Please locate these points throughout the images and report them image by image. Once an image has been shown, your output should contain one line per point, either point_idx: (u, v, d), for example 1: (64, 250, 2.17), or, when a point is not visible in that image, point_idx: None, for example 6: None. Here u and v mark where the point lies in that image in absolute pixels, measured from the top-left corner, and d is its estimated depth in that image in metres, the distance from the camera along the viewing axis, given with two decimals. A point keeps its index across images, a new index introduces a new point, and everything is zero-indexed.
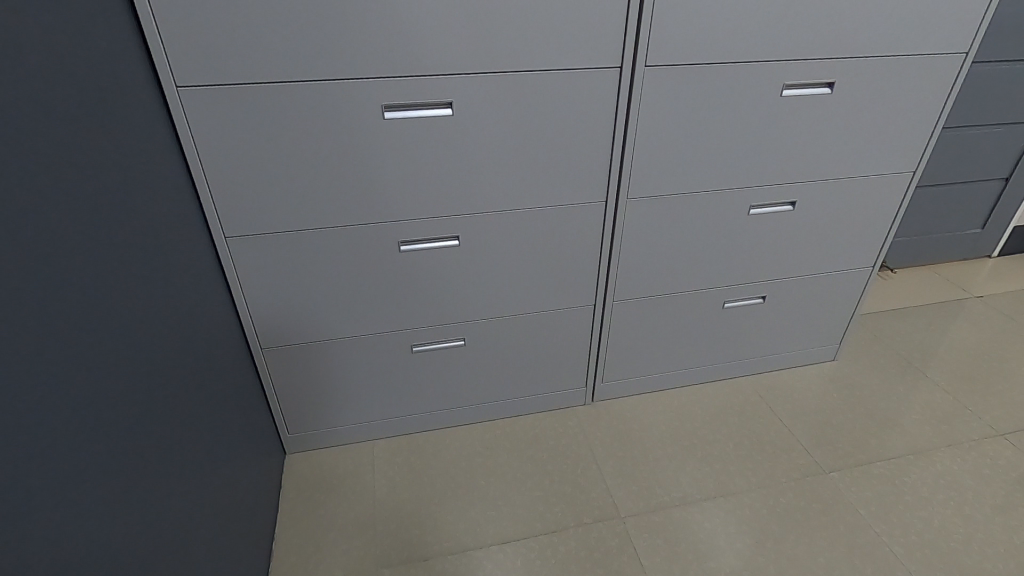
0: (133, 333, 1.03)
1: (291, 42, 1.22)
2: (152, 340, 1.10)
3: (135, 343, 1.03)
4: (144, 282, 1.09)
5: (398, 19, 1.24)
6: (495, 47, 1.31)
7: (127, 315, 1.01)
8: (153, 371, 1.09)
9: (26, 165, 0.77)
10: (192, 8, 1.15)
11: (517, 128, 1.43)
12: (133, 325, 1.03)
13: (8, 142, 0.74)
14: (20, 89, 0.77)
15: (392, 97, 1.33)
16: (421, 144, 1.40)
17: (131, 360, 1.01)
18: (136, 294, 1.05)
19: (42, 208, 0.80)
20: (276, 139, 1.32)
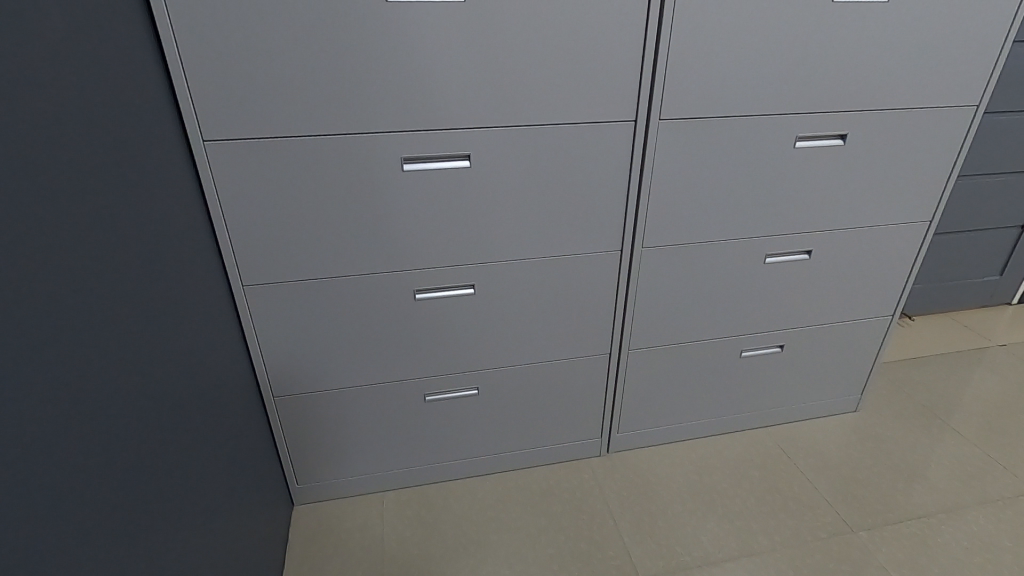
0: (148, 384, 1.03)
1: (315, 97, 1.27)
2: (166, 388, 1.09)
3: (149, 393, 1.03)
4: (161, 330, 1.09)
5: (419, 76, 1.29)
6: (512, 102, 1.35)
7: (143, 365, 1.01)
8: (165, 420, 1.08)
9: (52, 216, 0.79)
10: (222, 66, 1.20)
11: (533, 179, 1.46)
12: (149, 375, 1.03)
13: (38, 195, 0.76)
14: (53, 145, 0.80)
15: (411, 149, 1.36)
16: (438, 195, 1.43)
17: (144, 412, 1.00)
18: (153, 344, 1.05)
19: (66, 258, 0.82)
20: (296, 189, 1.35)
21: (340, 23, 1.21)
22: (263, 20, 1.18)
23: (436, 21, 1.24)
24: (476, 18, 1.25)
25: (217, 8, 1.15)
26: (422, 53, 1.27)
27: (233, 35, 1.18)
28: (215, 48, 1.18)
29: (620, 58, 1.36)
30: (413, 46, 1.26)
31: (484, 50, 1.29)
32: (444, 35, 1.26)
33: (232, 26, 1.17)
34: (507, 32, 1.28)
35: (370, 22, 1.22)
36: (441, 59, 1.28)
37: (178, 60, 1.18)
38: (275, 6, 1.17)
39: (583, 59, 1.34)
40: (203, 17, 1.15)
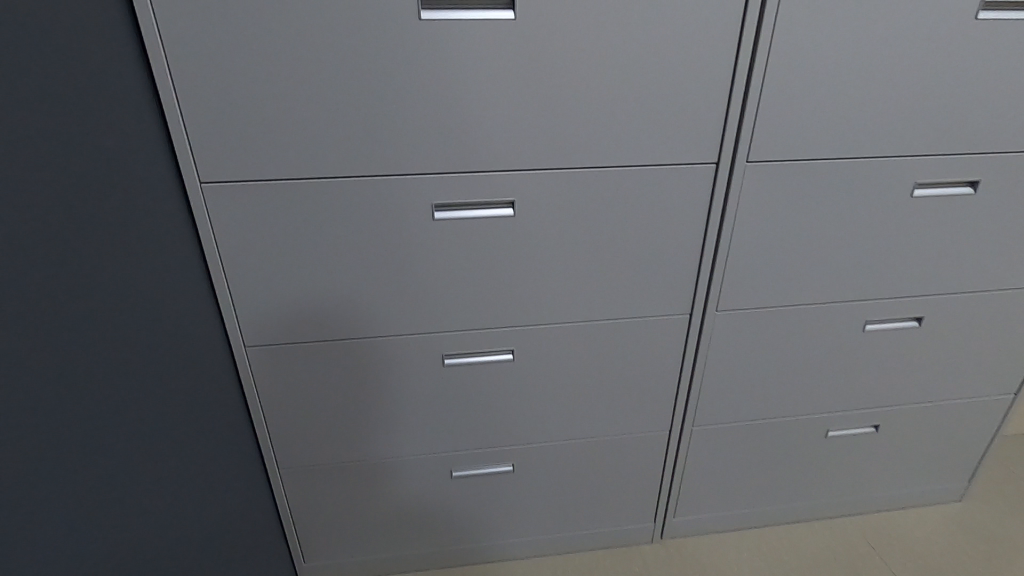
0: (115, 501, 0.81)
1: (331, 134, 1.05)
2: (145, 496, 0.88)
3: (124, 504, 0.82)
4: (143, 423, 0.88)
5: (457, 110, 1.06)
6: (567, 140, 1.11)
7: (117, 473, 0.80)
8: (140, 541, 0.86)
9: None
10: (221, 97, 1.00)
11: (589, 231, 1.21)
12: (118, 487, 0.82)
13: None
14: None
15: (443, 195, 1.13)
16: (475, 249, 1.19)
17: (108, 537, 0.79)
18: (130, 444, 0.85)
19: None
20: (308, 240, 1.14)
21: (363, 46, 0.99)
22: (272, 43, 0.97)
23: (477, 42, 1.01)
24: (527, 39, 1.01)
25: (217, 29, 0.95)
26: (460, 81, 1.03)
27: (236, 61, 0.97)
28: (215, 76, 0.98)
29: (704, 90, 1.10)
30: (450, 73, 1.03)
31: (535, 78, 1.05)
32: (487, 59, 1.02)
33: (234, 50, 0.97)
34: (564, 56, 1.04)
35: (400, 43, 0.99)
36: (482, 89, 1.05)
37: (171, 89, 0.98)
38: (286, 26, 0.96)
39: (658, 90, 1.09)
40: (201, 39, 0.95)
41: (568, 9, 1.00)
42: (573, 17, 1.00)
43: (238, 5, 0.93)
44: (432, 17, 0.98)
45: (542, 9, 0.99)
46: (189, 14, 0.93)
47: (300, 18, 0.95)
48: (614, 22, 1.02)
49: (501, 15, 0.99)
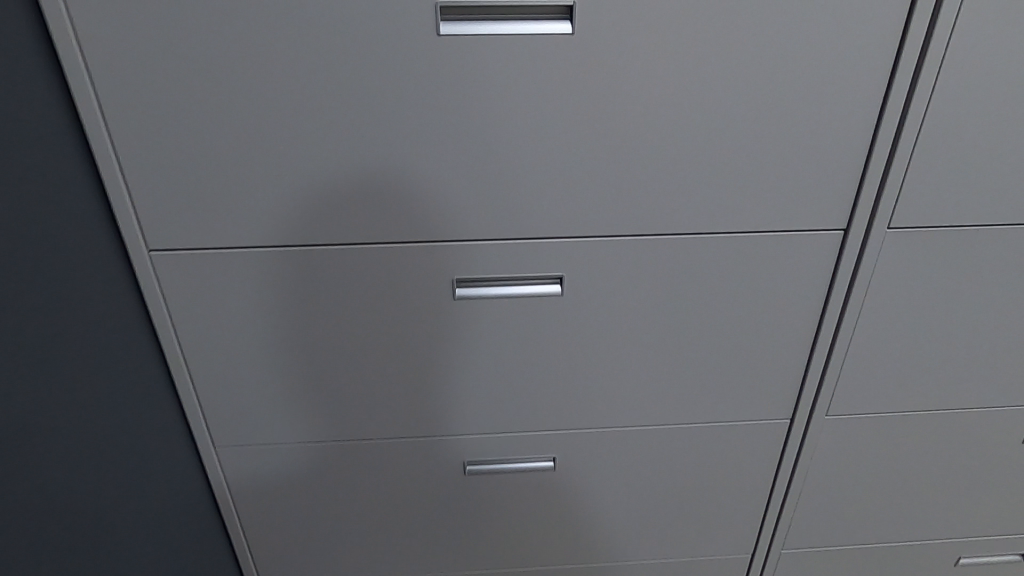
0: None
1: (318, 190, 0.77)
2: None
3: None
4: None
5: (488, 159, 0.77)
6: (638, 197, 0.81)
7: None
8: None
9: None
10: (171, 140, 0.73)
11: (662, 314, 0.90)
12: None
13: None
14: None
15: (468, 267, 0.84)
16: (509, 335, 0.90)
17: None
18: None
19: None
20: (291, 322, 0.87)
21: (361, 72, 0.71)
22: (237, 68, 0.70)
23: (518, 66, 0.71)
24: (587, 61, 0.72)
25: (163, 50, 0.68)
26: (494, 119, 0.74)
27: (189, 93, 0.71)
28: (161, 112, 0.71)
29: (838, 131, 0.78)
30: (480, 109, 0.74)
31: (599, 114, 0.75)
32: (531, 90, 0.73)
33: (186, 79, 0.70)
34: (641, 85, 0.74)
35: (411, 68, 0.71)
36: (523, 130, 0.75)
37: (105, 131, 0.72)
38: (256, 46, 0.69)
39: (772, 131, 0.77)
40: (141, 64, 0.69)
41: (650, 20, 0.70)
42: (654, 31, 0.71)
43: (189, 17, 0.67)
44: (455, 32, 0.69)
45: (612, 20, 0.70)
46: (124, 30, 0.67)
47: (275, 35, 0.68)
48: (714, 37, 0.71)
49: (554, 28, 0.70)
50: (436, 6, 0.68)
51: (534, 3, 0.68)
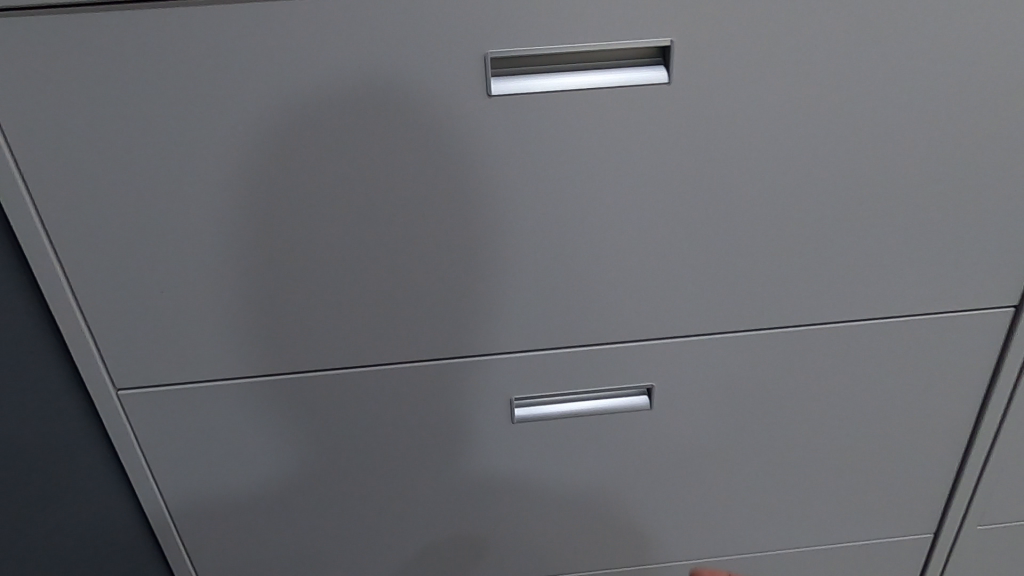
0: None
1: (330, 299, 0.59)
2: None
3: None
4: None
5: (556, 249, 0.58)
6: (747, 283, 0.62)
7: None
8: None
9: None
10: (135, 246, 0.55)
11: (777, 423, 0.70)
12: None
13: None
14: None
15: (529, 382, 0.65)
16: (582, 460, 0.70)
17: None
18: None
19: None
20: (299, 460, 0.67)
21: (385, 149, 0.53)
22: (221, 152, 0.52)
23: (595, 128, 0.53)
24: (687, 118, 0.53)
25: (121, 134, 0.51)
26: (561, 197, 0.56)
27: (157, 186, 0.53)
28: (120, 212, 0.54)
29: (1012, 184, 0.59)
30: (542, 186, 0.55)
31: (700, 183, 0.56)
32: (612, 158, 0.55)
33: (152, 169, 0.52)
34: (758, 142, 0.55)
35: (452, 142, 0.53)
36: (599, 209, 0.57)
37: (46, 238, 0.55)
38: (245, 123, 0.51)
39: (925, 189, 0.58)
40: (93, 152, 0.52)
41: (772, 59, 0.52)
42: (779, 72, 0.52)
43: (154, 90, 0.50)
44: (511, 89, 0.52)
45: (721, 61, 0.51)
46: (67, 111, 0.50)
47: (269, 107, 0.51)
48: (857, 76, 0.53)
49: (644, 76, 0.52)
50: (486, 57, 0.50)
51: (616, 46, 0.51)
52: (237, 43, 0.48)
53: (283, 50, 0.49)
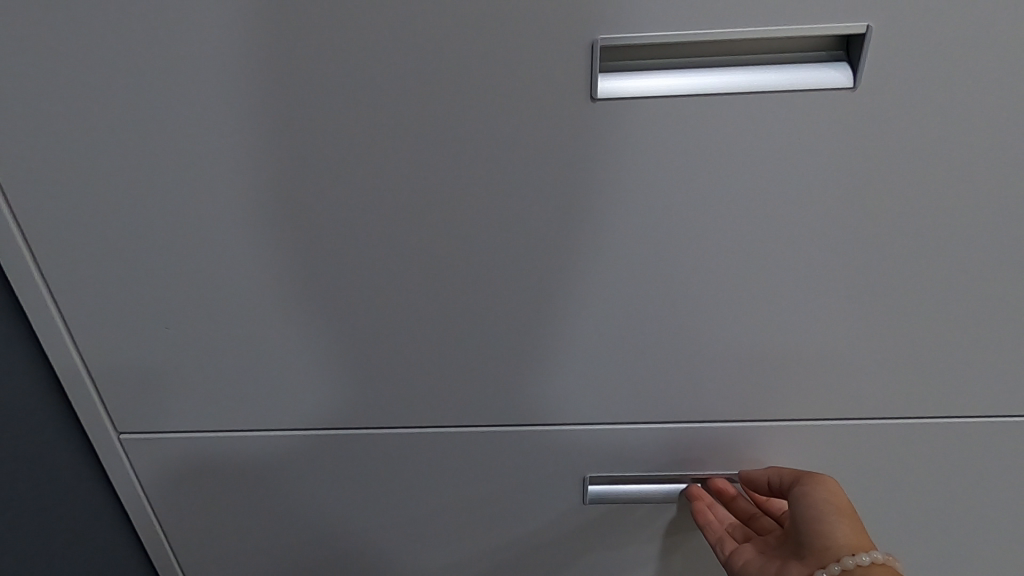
0: None
1: (366, 348, 0.47)
2: None
3: None
4: None
5: (664, 302, 0.43)
6: (923, 360, 0.45)
7: None
8: None
9: None
10: (133, 273, 0.44)
11: (934, 535, 0.53)
12: None
13: None
14: None
15: (612, 458, 0.51)
16: (669, 553, 0.56)
17: None
18: None
19: None
20: (325, 527, 0.56)
21: (447, 166, 0.39)
22: (234, 163, 0.40)
23: (736, 146, 0.38)
24: (872, 137, 0.37)
25: (113, 136, 0.40)
26: (679, 237, 0.41)
27: (157, 203, 0.42)
28: (115, 232, 0.43)
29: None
30: (655, 221, 0.40)
31: (879, 225, 0.40)
32: (756, 189, 0.39)
33: (151, 181, 0.41)
34: (973, 173, 0.38)
35: (536, 159, 0.39)
36: (729, 254, 0.41)
37: (29, 258, 0.44)
38: (266, 128, 0.39)
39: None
40: (81, 158, 0.41)
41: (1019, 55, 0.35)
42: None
43: (151, 81, 0.38)
44: (624, 89, 0.37)
45: (939, 58, 0.35)
46: (47, 104, 0.39)
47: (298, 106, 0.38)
48: None
49: (817, 77, 0.36)
50: (592, 45, 0.35)
51: (782, 33, 0.35)
52: (255, 19, 0.35)
53: (315, 31, 0.36)
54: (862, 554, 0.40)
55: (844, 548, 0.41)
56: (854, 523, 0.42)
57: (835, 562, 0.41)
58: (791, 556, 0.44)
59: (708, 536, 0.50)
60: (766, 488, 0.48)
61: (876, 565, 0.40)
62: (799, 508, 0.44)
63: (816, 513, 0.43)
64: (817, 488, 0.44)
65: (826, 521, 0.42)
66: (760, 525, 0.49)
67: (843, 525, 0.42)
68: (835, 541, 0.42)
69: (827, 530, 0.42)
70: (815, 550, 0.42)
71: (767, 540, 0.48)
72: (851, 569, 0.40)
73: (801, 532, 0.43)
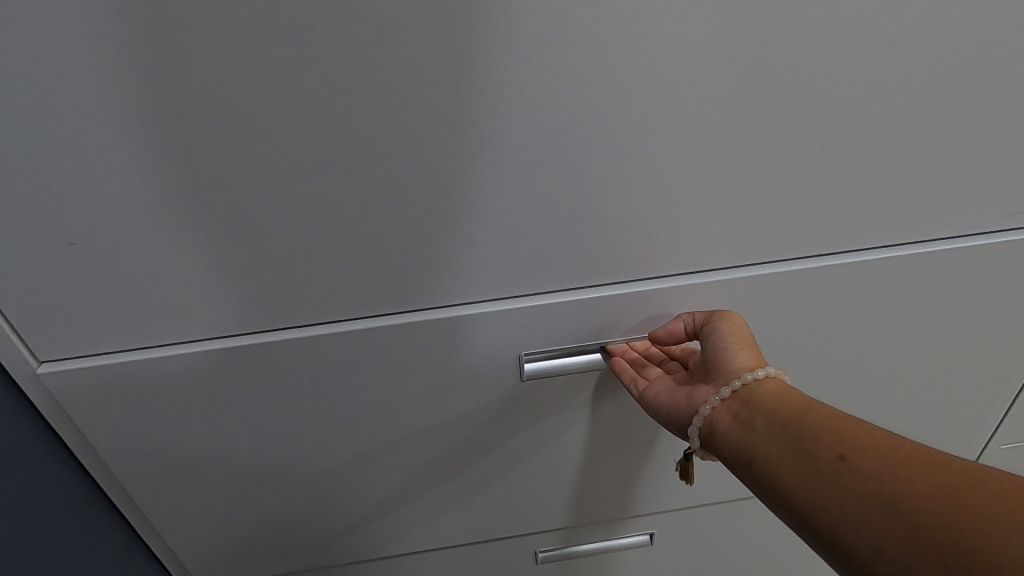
0: None
1: (289, 248, 0.47)
2: None
3: None
4: None
5: (569, 173, 0.45)
6: (809, 207, 0.49)
7: None
8: None
9: None
10: (21, 192, 0.42)
11: (819, 367, 0.61)
12: None
13: None
14: None
15: (538, 334, 0.54)
16: (595, 411, 0.62)
17: None
18: None
19: None
20: (277, 433, 0.58)
21: (340, 44, 0.39)
22: (113, 56, 0.38)
23: (625, 3, 0.39)
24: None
25: None
26: (581, 104, 0.42)
27: (31, 109, 0.39)
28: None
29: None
30: (556, 90, 0.41)
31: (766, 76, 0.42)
32: (648, 48, 0.40)
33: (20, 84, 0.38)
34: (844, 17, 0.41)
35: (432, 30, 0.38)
36: (630, 117, 0.43)
37: None
38: (139, 14, 0.37)
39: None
40: None
41: None
42: None
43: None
44: None
45: None
46: None
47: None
48: None
49: None
50: None
51: None
52: None
53: None
54: (758, 369, 0.46)
55: (743, 368, 0.47)
56: (752, 349, 0.49)
57: (736, 380, 0.47)
58: (701, 383, 0.51)
59: (623, 381, 0.56)
60: (681, 332, 0.53)
61: (769, 379, 0.46)
62: (707, 345, 0.50)
63: (724, 343, 0.49)
64: (724, 320, 0.50)
65: (732, 350, 0.48)
66: (667, 367, 0.57)
67: (744, 351, 0.48)
68: (738, 364, 0.48)
69: (732, 357, 0.48)
70: (721, 375, 0.48)
71: (678, 377, 0.55)
72: (749, 383, 0.46)
73: (710, 362, 0.50)
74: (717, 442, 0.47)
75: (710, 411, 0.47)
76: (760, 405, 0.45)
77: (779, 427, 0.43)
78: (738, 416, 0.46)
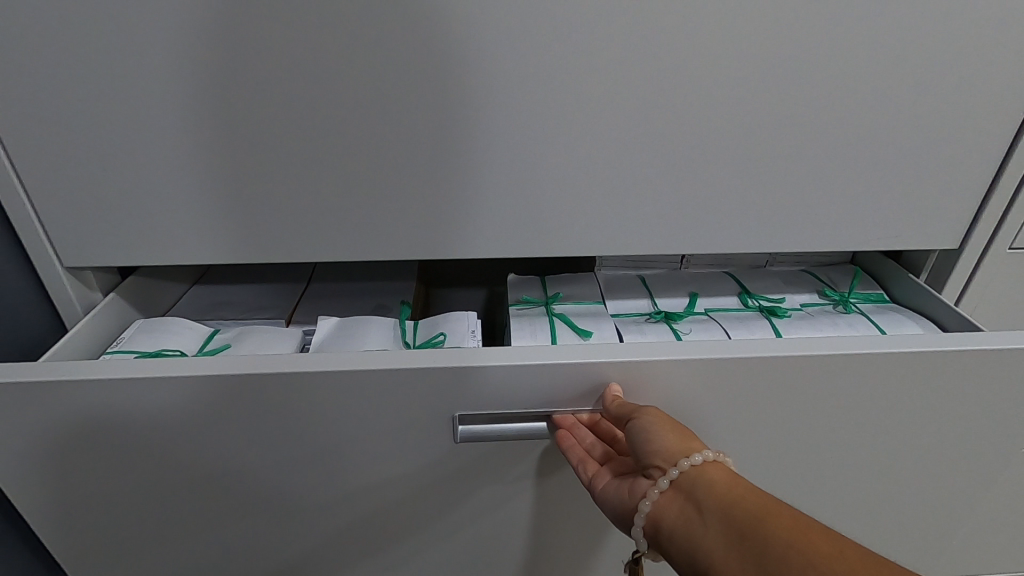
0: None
1: (269, 195, 0.57)
2: None
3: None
4: None
5: (494, 185, 0.57)
6: (702, 195, 0.58)
7: None
8: None
9: None
10: (37, 165, 0.53)
11: (795, 466, 0.54)
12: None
13: None
14: None
15: (474, 405, 0.48)
16: (540, 493, 0.55)
17: None
18: None
19: None
20: (180, 479, 0.51)
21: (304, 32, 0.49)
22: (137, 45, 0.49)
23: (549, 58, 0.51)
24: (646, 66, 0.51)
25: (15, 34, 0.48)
26: (489, 90, 0.51)
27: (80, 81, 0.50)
28: (14, 132, 0.52)
29: (986, 71, 0.53)
30: (477, 81, 0.51)
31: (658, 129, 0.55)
32: (546, 44, 0.50)
33: (39, 80, 0.49)
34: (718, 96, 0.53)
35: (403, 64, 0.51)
36: (542, 110, 0.53)
37: None
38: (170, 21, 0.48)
39: (890, 77, 0.52)
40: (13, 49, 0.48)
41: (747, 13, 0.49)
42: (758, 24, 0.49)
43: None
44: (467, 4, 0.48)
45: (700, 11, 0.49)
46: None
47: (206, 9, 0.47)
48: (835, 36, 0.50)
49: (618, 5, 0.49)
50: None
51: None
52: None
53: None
54: (695, 454, 0.40)
55: (677, 454, 0.40)
56: (682, 431, 0.42)
57: (673, 467, 0.40)
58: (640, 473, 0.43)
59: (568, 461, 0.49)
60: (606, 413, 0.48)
61: (709, 464, 0.40)
62: (633, 430, 0.42)
63: (648, 431, 0.41)
64: (646, 417, 0.42)
65: (657, 437, 0.41)
66: (622, 447, 0.51)
67: (670, 435, 0.41)
68: (667, 452, 0.40)
69: (658, 442, 0.41)
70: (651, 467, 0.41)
71: (625, 462, 0.48)
72: (686, 471, 0.39)
73: (636, 451, 0.42)
74: (666, 545, 0.39)
75: (651, 507, 0.40)
76: (710, 502, 0.38)
77: (734, 534, 0.36)
78: (685, 512, 0.39)
